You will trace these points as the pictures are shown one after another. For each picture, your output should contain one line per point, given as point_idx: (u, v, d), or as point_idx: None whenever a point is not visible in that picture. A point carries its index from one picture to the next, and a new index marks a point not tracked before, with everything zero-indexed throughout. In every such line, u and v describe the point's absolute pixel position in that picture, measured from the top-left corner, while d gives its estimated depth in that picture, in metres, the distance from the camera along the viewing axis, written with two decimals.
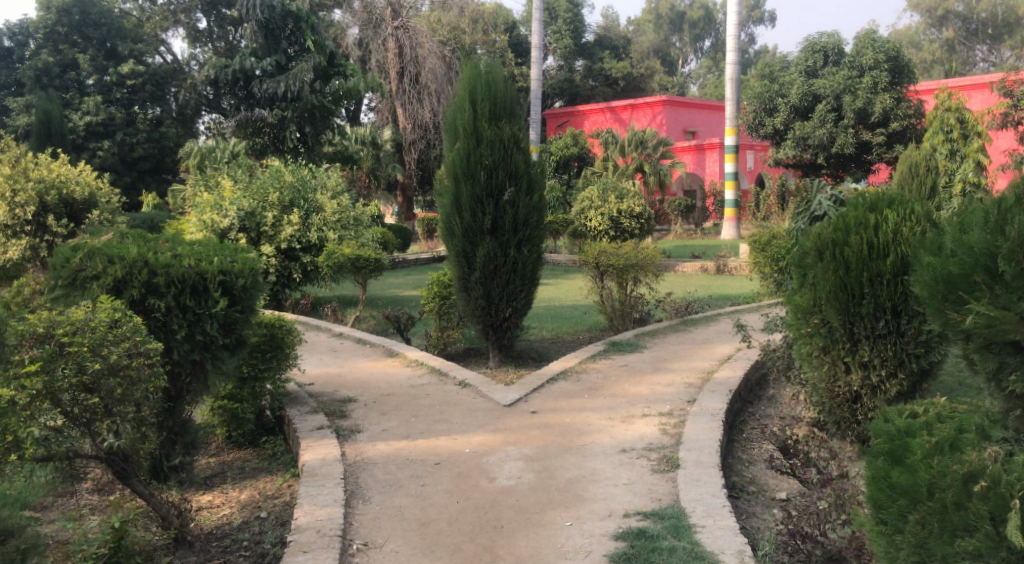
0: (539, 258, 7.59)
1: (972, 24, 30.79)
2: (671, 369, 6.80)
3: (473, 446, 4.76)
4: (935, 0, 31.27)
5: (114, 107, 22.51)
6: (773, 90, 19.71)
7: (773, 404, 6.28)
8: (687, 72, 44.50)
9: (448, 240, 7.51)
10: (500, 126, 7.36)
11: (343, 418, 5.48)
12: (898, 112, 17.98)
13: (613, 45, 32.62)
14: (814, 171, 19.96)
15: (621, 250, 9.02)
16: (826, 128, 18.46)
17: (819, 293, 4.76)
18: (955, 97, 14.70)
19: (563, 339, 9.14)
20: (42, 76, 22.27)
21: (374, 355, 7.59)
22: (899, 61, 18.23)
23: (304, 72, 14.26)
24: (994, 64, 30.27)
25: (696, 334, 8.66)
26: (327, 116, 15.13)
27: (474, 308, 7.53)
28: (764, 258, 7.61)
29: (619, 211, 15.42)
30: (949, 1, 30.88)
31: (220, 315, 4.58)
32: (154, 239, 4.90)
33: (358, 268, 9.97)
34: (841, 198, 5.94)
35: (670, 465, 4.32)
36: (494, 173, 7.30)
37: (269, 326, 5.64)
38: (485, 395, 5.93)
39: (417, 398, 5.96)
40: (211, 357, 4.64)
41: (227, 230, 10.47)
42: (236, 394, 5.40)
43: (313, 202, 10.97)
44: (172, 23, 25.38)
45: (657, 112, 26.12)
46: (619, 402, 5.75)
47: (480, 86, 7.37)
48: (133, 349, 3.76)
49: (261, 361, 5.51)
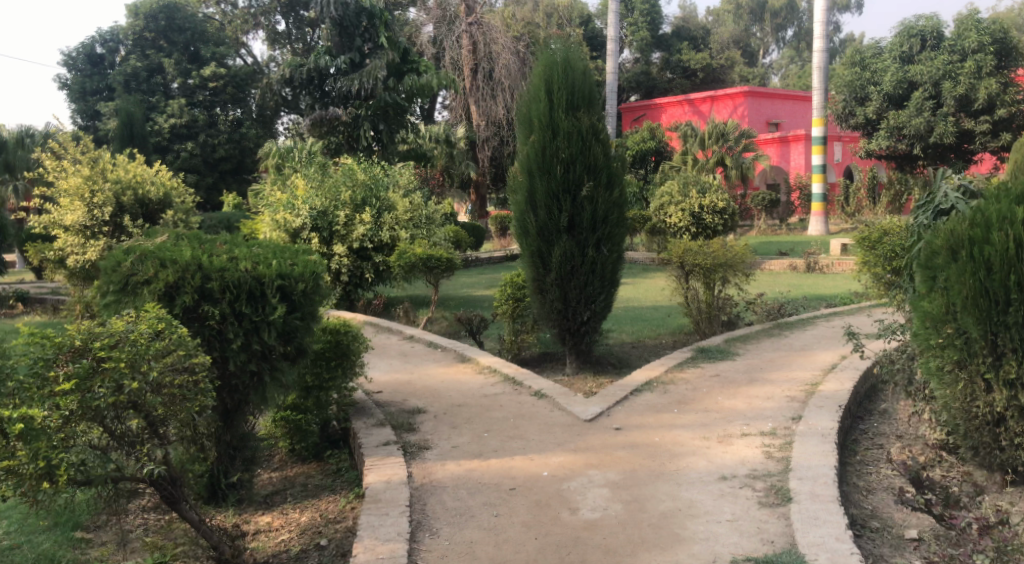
0: (620, 258, 7.06)
1: None
2: (769, 381, 6.21)
3: (552, 469, 4.27)
4: None
5: (197, 109, 22.72)
6: (864, 78, 18.63)
7: (887, 422, 5.68)
8: (768, 63, 43.14)
9: (522, 239, 7.06)
10: (578, 117, 6.86)
11: (411, 432, 5.06)
12: (1005, 97, 16.76)
13: (692, 36, 31.69)
14: (910, 162, 18.84)
15: (708, 249, 8.41)
16: (923, 117, 17.36)
17: (953, 298, 4.22)
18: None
19: (645, 343, 8.61)
20: (131, 80, 22.68)
21: (445, 361, 7.18)
22: (1007, 43, 17.02)
23: (377, 69, 14.00)
24: None
25: (791, 340, 8.00)
26: (402, 113, 14.77)
27: (550, 311, 7.06)
28: (876, 259, 6.86)
29: (701, 206, 14.71)
30: None
31: (280, 323, 4.19)
32: (211, 240, 4.52)
33: (430, 269, 9.60)
34: (970, 187, 5.27)
35: (780, 499, 3.79)
36: (571, 166, 6.80)
37: (333, 333, 5.26)
38: (564, 409, 5.43)
39: (490, 410, 5.50)
40: (269, 368, 4.25)
41: (299, 230, 10.29)
42: (299, 405, 5.06)
43: (385, 200, 10.61)
44: (253, 26, 25.55)
45: (738, 104, 25.20)
46: (713, 419, 5.20)
47: (558, 74, 6.89)
48: (178, 364, 3.41)
49: (325, 370, 5.14)
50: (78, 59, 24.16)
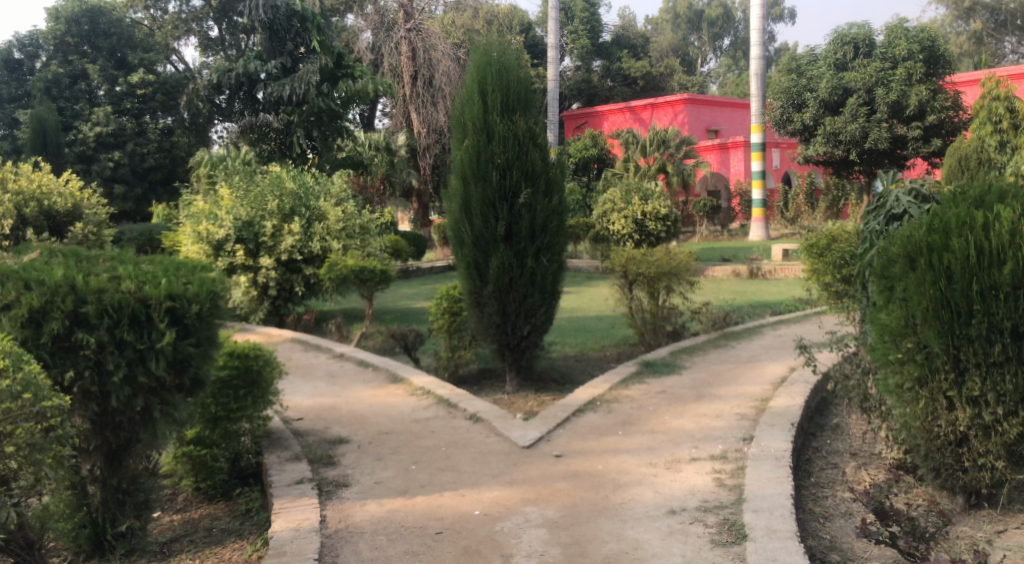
0: (560, 268, 6.65)
1: (1000, 16, 29.95)
2: (718, 397, 5.87)
3: (483, 507, 3.83)
4: None
5: (124, 117, 21.74)
6: (801, 85, 18.66)
7: (841, 439, 5.38)
8: (706, 72, 43.40)
9: (457, 249, 6.61)
10: (513, 120, 6.46)
11: (329, 466, 4.56)
12: (935, 104, 16.92)
13: (632, 45, 31.64)
14: (845, 168, 18.77)
15: (651, 257, 8.09)
16: (858, 123, 17.30)
17: (912, 310, 3.88)
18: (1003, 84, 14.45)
19: (588, 356, 8.23)
20: (52, 87, 21.57)
21: (375, 381, 6.68)
22: (935, 50, 17.27)
23: (309, 74, 13.40)
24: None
25: (737, 351, 7.70)
26: (336, 119, 14.22)
27: (488, 325, 6.61)
28: (823, 266, 6.57)
29: (643, 213, 14.46)
30: None
31: (168, 350, 3.68)
32: (91, 257, 3.98)
33: (363, 281, 9.08)
34: (923, 190, 4.91)
35: (734, 537, 3.40)
36: (507, 173, 6.40)
37: (243, 358, 4.76)
38: (500, 434, 5.00)
39: (420, 437, 5.04)
40: (159, 402, 3.76)
41: (223, 242, 9.66)
42: (205, 438, 4.55)
43: (315, 210, 10.08)
44: (183, 31, 24.63)
45: (678, 111, 25.10)
46: (660, 441, 4.82)
47: (491, 74, 6.48)
48: (23, 408, 2.91)
49: (234, 399, 4.64)
50: None
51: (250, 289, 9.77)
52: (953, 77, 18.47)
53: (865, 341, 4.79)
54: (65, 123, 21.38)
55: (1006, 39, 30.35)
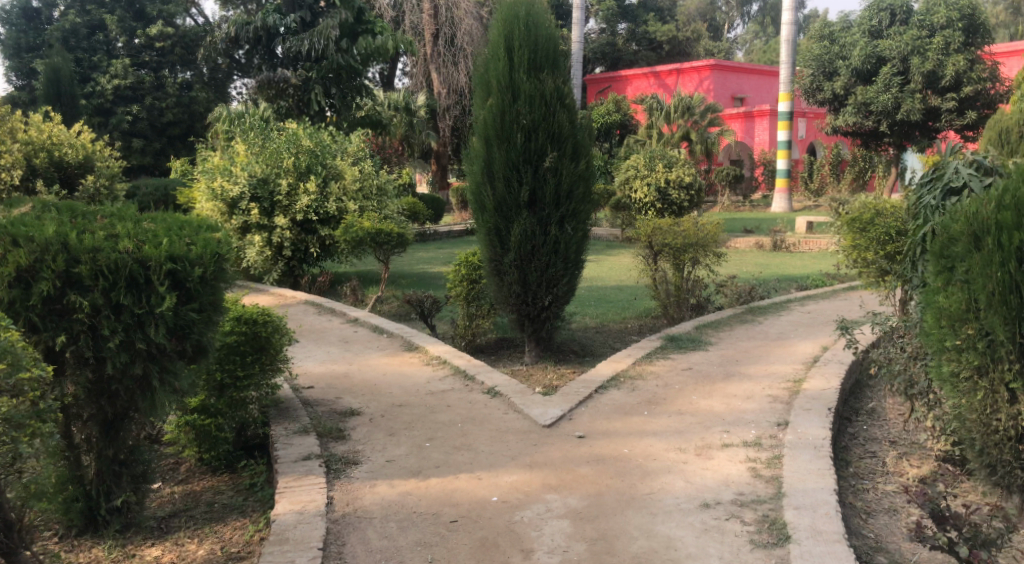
0: (585, 237, 6.34)
1: None
2: (748, 376, 5.59)
3: (502, 493, 3.58)
4: None
5: (143, 70, 21.33)
6: (833, 53, 18.08)
7: (878, 425, 5.09)
8: (733, 38, 42.52)
9: (478, 215, 6.31)
10: (541, 78, 6.13)
11: (339, 441, 4.32)
12: (972, 75, 16.34)
13: (658, 8, 31.00)
14: (875, 140, 18.27)
15: (678, 227, 7.76)
16: (891, 93, 16.82)
17: (976, 293, 3.60)
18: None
19: (609, 327, 7.95)
20: (70, 38, 21.29)
21: (389, 349, 6.43)
22: (975, 18, 16.57)
23: (330, 29, 13.09)
24: None
25: (766, 327, 7.40)
26: (354, 76, 13.87)
27: (508, 294, 6.32)
28: (867, 242, 6.24)
29: (667, 181, 14.07)
30: None
31: (169, 315, 3.43)
32: (89, 213, 3.73)
33: (379, 244, 8.81)
34: (985, 162, 4.61)
35: (775, 537, 3.14)
36: (533, 134, 6.08)
37: (250, 325, 4.51)
38: (519, 411, 4.74)
39: (435, 412, 4.78)
40: (159, 371, 3.51)
41: (237, 200, 9.40)
42: (210, 407, 4.29)
43: (332, 168, 9.79)
44: None
45: (703, 77, 24.54)
46: (688, 424, 4.55)
47: (519, 29, 6.14)
48: None
49: (239, 367, 4.40)
50: (12, 13, 22.71)
51: (264, 249, 9.47)
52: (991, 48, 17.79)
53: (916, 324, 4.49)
54: (82, 75, 21.05)
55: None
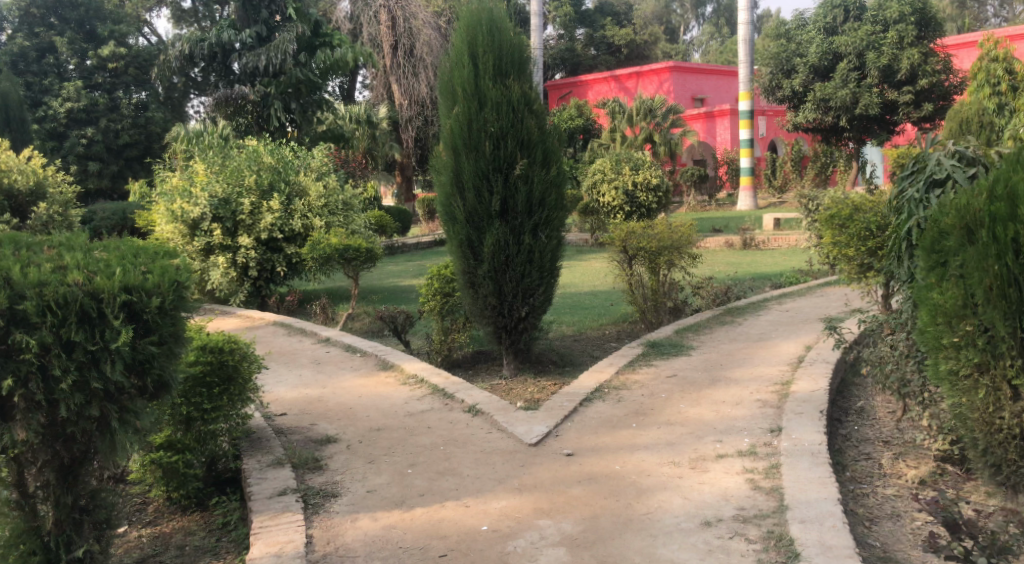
0: (559, 244, 6.17)
1: None
2: (735, 381, 5.45)
3: (493, 521, 3.39)
4: None
5: (96, 92, 20.80)
6: (790, 50, 18.13)
7: (871, 425, 4.97)
8: (690, 39, 42.69)
9: (449, 226, 6.11)
10: (507, 84, 5.96)
11: (317, 471, 4.10)
12: (927, 67, 16.43)
13: (615, 12, 31.07)
14: (836, 135, 18.33)
15: (652, 230, 7.61)
16: (849, 89, 16.86)
17: (971, 288, 3.48)
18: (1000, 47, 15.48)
19: (587, 335, 7.78)
20: (19, 61, 20.82)
21: (363, 369, 6.20)
22: (926, 13, 16.60)
23: (287, 43, 12.83)
24: (1009, 19, 29.24)
25: (747, 328, 7.28)
26: (314, 90, 13.63)
27: (483, 307, 6.14)
28: (847, 239, 6.13)
29: (635, 183, 13.95)
30: None
31: (126, 350, 3.22)
32: (34, 245, 3.49)
33: (347, 261, 8.57)
34: (967, 152, 4.53)
35: (783, 555, 2.98)
36: (502, 142, 5.91)
37: (215, 353, 4.25)
38: (503, 430, 4.55)
39: (416, 435, 4.57)
40: (117, 410, 3.31)
41: (199, 220, 9.13)
42: (177, 442, 4.06)
43: (295, 185, 9.54)
44: (155, 4, 23.60)
45: (663, 79, 24.58)
46: (680, 435, 4.40)
47: (482, 34, 5.98)
48: None
49: (207, 399, 4.15)
50: None
51: (229, 271, 9.19)
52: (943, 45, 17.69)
53: (910, 320, 4.39)
54: (32, 99, 20.62)
55: (988, 3, 30.25)
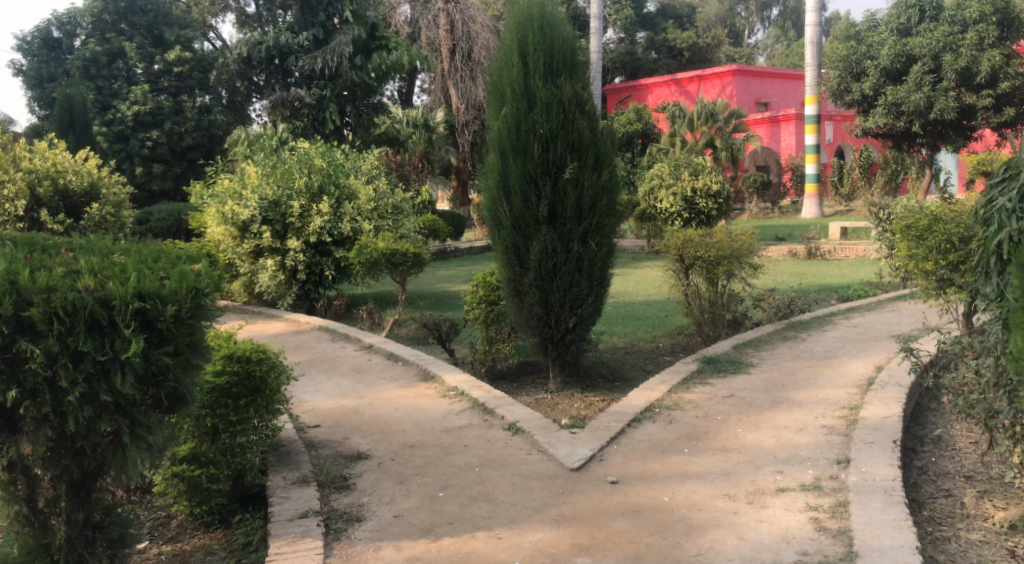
0: (611, 252, 5.84)
1: None
2: (796, 403, 5.07)
3: (526, 557, 3.11)
4: None
5: (162, 96, 20.32)
6: (859, 53, 17.43)
7: (950, 457, 4.57)
8: (753, 44, 41.86)
9: (494, 232, 5.84)
10: (558, 84, 5.67)
11: (344, 491, 3.86)
12: (1009, 70, 15.63)
13: (678, 15, 30.53)
14: (907, 141, 17.60)
15: (710, 239, 7.23)
16: (923, 93, 16.16)
17: None
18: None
19: (640, 347, 7.44)
20: (90, 66, 20.38)
21: (403, 379, 5.94)
22: (1009, 12, 15.88)
23: (343, 45, 12.73)
24: None
25: (810, 344, 6.86)
26: (370, 93, 13.51)
27: (529, 317, 5.84)
28: (925, 251, 5.72)
29: (694, 189, 13.52)
30: None
31: (137, 362, 3.00)
32: (52, 248, 3.30)
33: (394, 266, 8.35)
34: None
35: None
36: (551, 144, 5.61)
37: (243, 363, 4.02)
38: (544, 451, 4.25)
39: (453, 453, 4.30)
40: (130, 424, 3.09)
41: (249, 223, 9.02)
42: (201, 455, 3.79)
43: (346, 188, 9.36)
44: (221, 9, 23.47)
45: (726, 83, 23.97)
46: (736, 464, 4.06)
47: (532, 32, 5.70)
48: None
49: (232, 411, 3.90)
50: (34, 43, 22.69)
51: (277, 273, 9.04)
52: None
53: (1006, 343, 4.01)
54: (102, 102, 20.10)
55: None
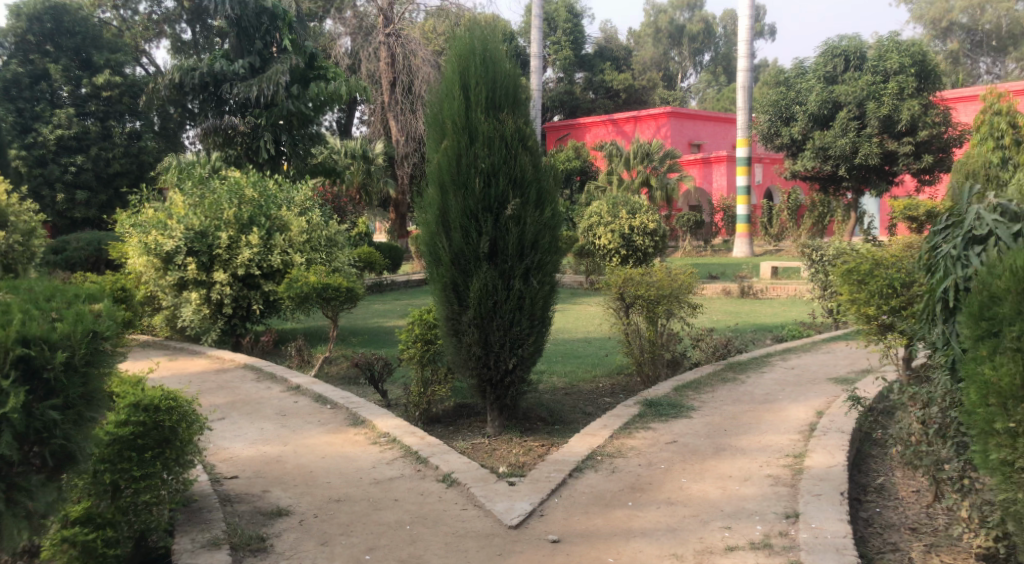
0: (552, 290, 5.65)
1: (977, 35, 29.55)
2: (740, 451, 4.91)
3: None
4: (939, 11, 29.59)
5: (88, 120, 19.42)
6: (790, 98, 17.78)
7: (895, 508, 4.44)
8: (686, 87, 42.57)
9: (432, 268, 5.58)
10: (500, 118, 5.48)
11: (262, 554, 3.54)
12: (927, 119, 16.11)
13: (615, 56, 30.83)
14: (833, 184, 17.94)
15: (651, 278, 7.10)
16: (848, 138, 16.50)
17: None
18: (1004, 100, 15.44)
19: (579, 388, 7.23)
20: (11, 87, 18.97)
21: (332, 423, 5.61)
22: (926, 65, 16.41)
23: (279, 74, 12.31)
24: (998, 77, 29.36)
25: (750, 387, 6.74)
26: (307, 123, 13.16)
27: (467, 357, 5.57)
28: (866, 296, 5.66)
29: (631, 227, 13.48)
30: (954, 12, 29.30)
31: (18, 417, 2.70)
32: None
33: (326, 300, 8.00)
34: (1011, 205, 4.09)
35: None
36: (493, 179, 5.41)
37: (150, 412, 3.66)
38: (481, 507, 3.99)
39: (382, 509, 4.01)
40: (5, 488, 2.80)
41: (172, 254, 8.58)
42: (96, 517, 3.40)
43: (277, 219, 9.02)
44: (155, 34, 22.38)
45: (661, 124, 24.25)
46: (681, 518, 3.87)
47: (475, 65, 5.51)
48: None
49: (136, 465, 3.55)
50: None
51: (202, 307, 8.57)
52: (942, 95, 17.56)
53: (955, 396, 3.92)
54: (22, 125, 18.94)
55: (981, 60, 30.01)
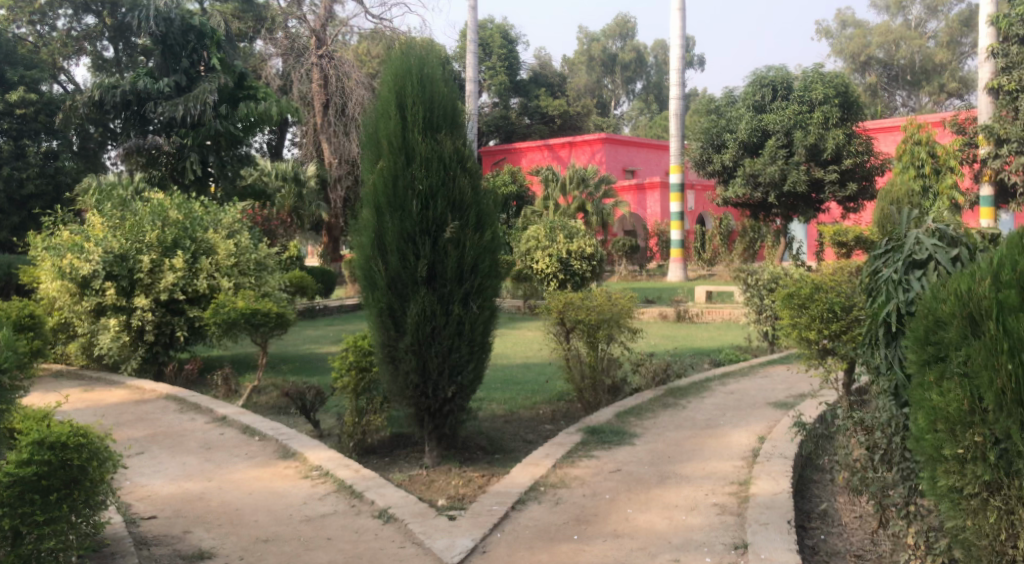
0: (492, 316, 5.50)
1: (893, 70, 30.50)
2: (685, 479, 4.81)
3: None
4: (857, 46, 30.35)
5: (1, 138, 18.57)
6: (720, 126, 18.07)
7: (841, 534, 4.37)
8: (619, 114, 43.09)
9: (367, 293, 5.35)
10: (438, 139, 5.34)
11: None
12: (851, 148, 16.55)
13: (549, 83, 31.04)
14: (764, 211, 18.25)
15: (591, 302, 6.99)
16: (777, 165, 16.81)
17: (981, 391, 2.93)
18: (923, 131, 15.90)
19: (519, 415, 7.06)
20: None
21: (260, 456, 5.33)
22: (849, 96, 16.82)
23: (207, 93, 11.95)
24: (915, 110, 30.45)
25: (692, 412, 6.66)
26: (235, 144, 12.81)
27: (404, 386, 5.35)
28: (808, 320, 5.64)
29: (569, 252, 13.46)
30: (872, 47, 30.33)
31: None
32: None
33: (254, 326, 7.67)
34: (948, 230, 4.07)
35: None
36: (430, 201, 5.25)
37: (56, 450, 3.34)
38: (419, 545, 3.78)
39: (312, 549, 3.77)
40: None
41: (90, 279, 8.16)
42: None
43: (203, 242, 8.68)
44: (75, 51, 21.59)
45: (595, 150, 24.43)
46: (628, 552, 3.73)
47: (411, 84, 5.35)
48: None
49: (39, 509, 3.27)
50: None
51: (121, 334, 8.14)
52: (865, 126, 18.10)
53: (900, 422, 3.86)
54: None
55: (897, 93, 31.10)
